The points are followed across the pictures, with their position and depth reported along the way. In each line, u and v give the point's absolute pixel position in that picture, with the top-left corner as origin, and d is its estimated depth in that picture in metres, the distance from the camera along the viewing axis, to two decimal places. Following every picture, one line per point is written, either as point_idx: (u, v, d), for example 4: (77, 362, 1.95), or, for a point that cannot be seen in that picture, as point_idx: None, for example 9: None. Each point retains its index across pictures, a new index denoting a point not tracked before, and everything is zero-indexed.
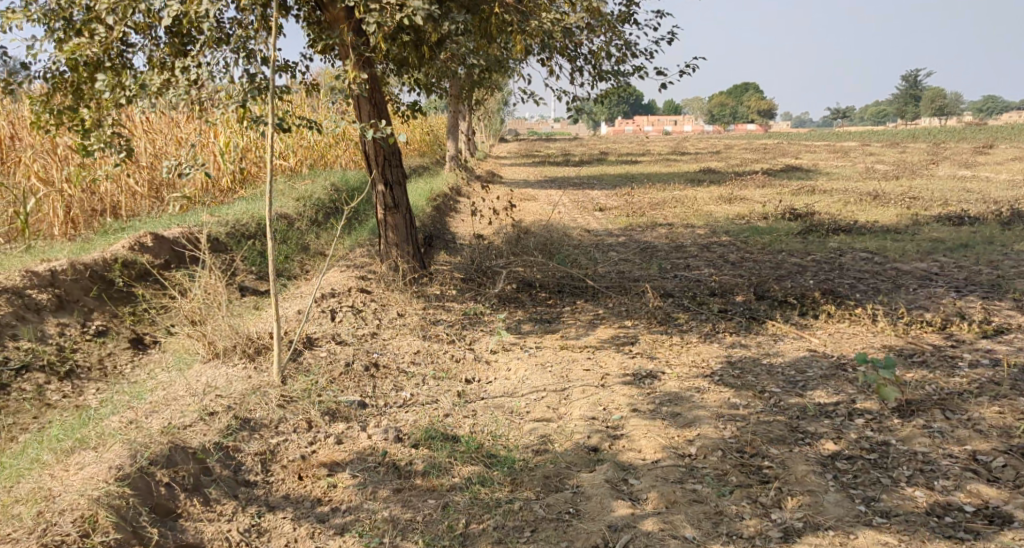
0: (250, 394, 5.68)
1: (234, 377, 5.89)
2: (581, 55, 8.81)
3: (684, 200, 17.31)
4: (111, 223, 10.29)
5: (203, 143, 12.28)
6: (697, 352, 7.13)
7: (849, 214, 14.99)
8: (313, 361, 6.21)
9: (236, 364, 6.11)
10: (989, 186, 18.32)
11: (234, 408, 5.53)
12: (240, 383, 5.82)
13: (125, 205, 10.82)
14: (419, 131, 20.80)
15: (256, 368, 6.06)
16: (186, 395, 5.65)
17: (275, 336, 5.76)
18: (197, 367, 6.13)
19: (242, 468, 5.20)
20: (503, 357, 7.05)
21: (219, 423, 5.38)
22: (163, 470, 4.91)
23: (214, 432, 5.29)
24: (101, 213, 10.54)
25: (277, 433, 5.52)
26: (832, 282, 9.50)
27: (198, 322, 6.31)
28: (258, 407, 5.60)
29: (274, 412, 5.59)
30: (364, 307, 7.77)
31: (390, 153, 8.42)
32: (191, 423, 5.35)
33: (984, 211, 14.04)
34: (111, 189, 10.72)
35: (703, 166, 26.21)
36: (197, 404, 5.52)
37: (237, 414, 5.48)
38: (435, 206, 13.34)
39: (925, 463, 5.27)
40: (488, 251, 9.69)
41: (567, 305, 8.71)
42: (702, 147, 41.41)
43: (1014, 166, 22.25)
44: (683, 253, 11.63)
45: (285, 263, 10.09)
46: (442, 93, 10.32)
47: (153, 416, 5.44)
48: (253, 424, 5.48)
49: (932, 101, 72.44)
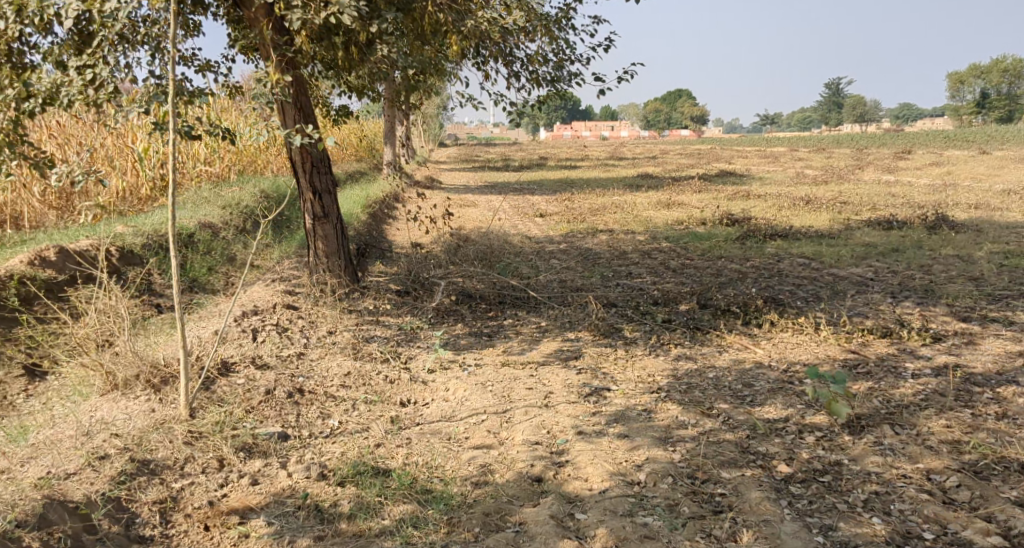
0: (151, 432, 5.16)
1: (134, 413, 5.35)
2: (518, 59, 8.44)
3: (621, 206, 17.10)
4: (14, 236, 9.61)
5: (120, 150, 11.62)
6: (642, 366, 6.80)
7: (782, 219, 14.93)
8: (228, 391, 5.69)
9: (139, 396, 5.57)
10: (914, 190, 18.54)
11: (132, 450, 5.00)
12: (140, 419, 5.29)
13: (28, 214, 10.25)
14: (351, 136, 20.26)
15: (162, 399, 5.53)
16: (71, 437, 5.09)
17: (182, 366, 5.23)
18: (93, 401, 5.59)
19: (136, 521, 4.66)
20: (440, 376, 6.60)
21: (111, 469, 4.84)
22: (33, 533, 4.35)
23: (102, 482, 4.76)
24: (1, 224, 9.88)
25: (182, 475, 5.00)
26: (773, 289, 9.30)
27: (98, 346, 5.76)
28: (160, 446, 5.08)
29: (180, 451, 5.08)
30: (290, 325, 7.27)
31: (318, 159, 7.94)
32: (77, 470, 4.83)
33: (912, 215, 14.12)
34: (13, 199, 10.04)
35: (639, 172, 26.15)
36: (85, 447, 4.99)
37: (135, 456, 4.95)
38: (369, 212, 12.85)
39: (880, 485, 5.01)
40: (424, 261, 9.25)
41: (507, 317, 8.32)
42: (637, 152, 41.55)
43: (934, 171, 22.67)
44: (623, 260, 11.35)
45: (206, 276, 9.51)
46: (373, 96, 9.85)
47: (30, 463, 4.92)
48: (154, 467, 4.96)
49: (857, 108, 74.25)
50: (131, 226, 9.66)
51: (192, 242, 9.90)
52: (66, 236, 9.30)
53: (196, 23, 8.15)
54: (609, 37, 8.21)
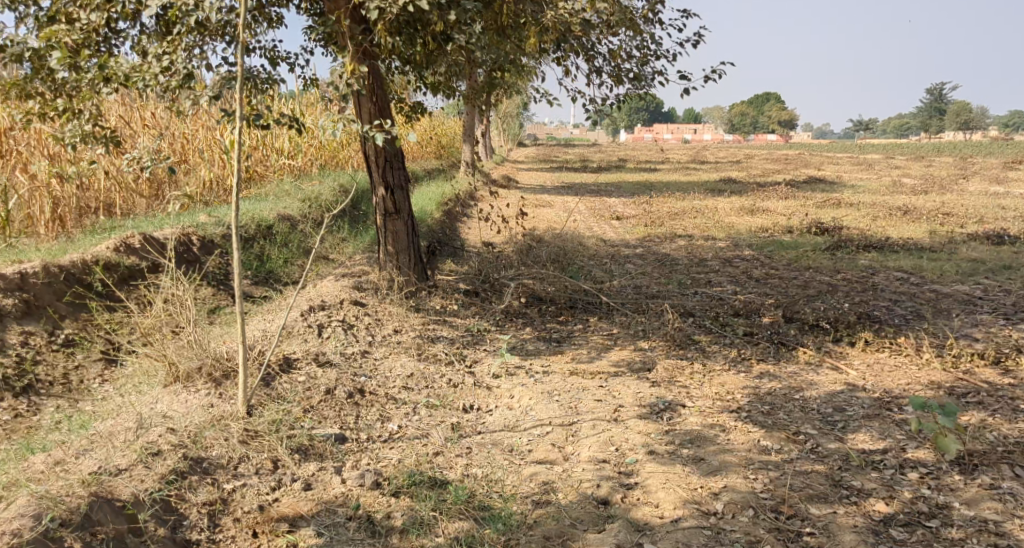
0: (207, 428, 5.02)
1: (192, 407, 5.22)
2: (600, 55, 8.14)
3: (704, 210, 16.60)
4: (102, 221, 9.71)
5: (207, 140, 11.73)
6: (721, 383, 6.42)
7: (879, 229, 14.26)
8: (288, 388, 5.53)
9: (200, 390, 5.43)
10: (1022, 203, 17.50)
11: (185, 447, 4.86)
12: (198, 414, 5.15)
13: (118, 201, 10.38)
14: (430, 132, 20.21)
15: (222, 393, 5.39)
16: (130, 429, 4.97)
17: (241, 361, 5.08)
18: (156, 392, 5.47)
19: (183, 524, 4.53)
20: (506, 383, 6.35)
21: (162, 467, 4.70)
22: (75, 534, 4.25)
23: (152, 480, 4.61)
24: (94, 210, 10.00)
25: (235, 476, 4.85)
26: (867, 305, 8.79)
27: (166, 335, 5.66)
28: (215, 444, 4.94)
29: (235, 450, 4.93)
30: (356, 322, 7.11)
31: (392, 154, 7.77)
32: (128, 466, 4.68)
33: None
34: (105, 186, 10.18)
35: (722, 175, 25.50)
36: (139, 442, 4.86)
37: (188, 453, 4.81)
38: (445, 210, 12.72)
39: (998, 536, 4.53)
40: (496, 262, 9.02)
41: (579, 323, 8.03)
42: (723, 156, 40.63)
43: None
44: (704, 267, 10.94)
45: (280, 269, 9.46)
46: (451, 92, 9.68)
47: (84, 455, 4.80)
48: (207, 466, 4.82)
49: (956, 117, 71.47)
50: (211, 215, 9.67)
51: (269, 233, 9.87)
52: (150, 224, 9.36)
53: (277, 15, 8.08)
54: (697, 33, 7.82)
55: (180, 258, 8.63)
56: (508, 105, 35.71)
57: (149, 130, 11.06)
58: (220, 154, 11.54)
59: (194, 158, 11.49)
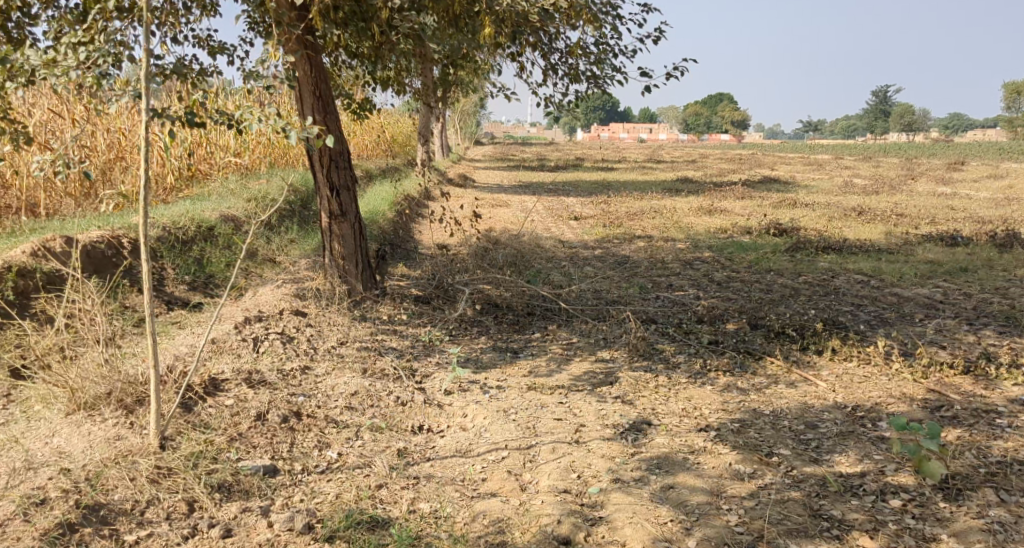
0: (110, 468, 4.50)
1: (95, 442, 4.69)
2: (558, 49, 7.69)
3: (660, 210, 16.27)
4: (25, 222, 9.06)
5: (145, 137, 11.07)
6: (689, 397, 6.02)
7: (835, 230, 14.03)
8: (212, 414, 4.99)
9: (107, 419, 4.87)
10: (973, 204, 17.46)
11: (79, 493, 4.35)
12: (101, 450, 4.63)
13: (44, 201, 9.73)
14: (382, 129, 19.61)
15: (133, 423, 4.85)
16: (20, 470, 4.47)
17: (152, 390, 4.53)
18: (59, 422, 4.91)
19: None
20: (458, 400, 5.88)
21: (46, 519, 4.20)
22: None
23: (33, 537, 4.12)
24: (16, 211, 9.38)
25: (141, 523, 4.35)
26: (832, 310, 8.47)
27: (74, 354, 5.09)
28: (118, 486, 4.44)
29: (142, 492, 4.42)
30: (297, 334, 6.58)
31: (336, 152, 7.28)
32: (4, 521, 4.20)
33: (979, 231, 13.16)
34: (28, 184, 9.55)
35: (678, 176, 25.26)
36: (21, 489, 4.36)
37: (83, 500, 4.31)
38: (397, 210, 12.18)
39: None
40: (450, 265, 8.54)
41: (536, 331, 7.58)
42: (678, 155, 40.51)
43: (992, 184, 21.58)
44: (664, 270, 10.58)
45: (221, 273, 8.87)
46: (401, 87, 9.16)
47: None
48: (106, 514, 4.31)
49: (904, 118, 72.53)
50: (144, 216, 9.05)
51: (210, 235, 9.26)
52: (78, 225, 8.74)
53: (214, 2, 7.53)
54: (659, 29, 7.39)
55: (107, 262, 8.03)
56: (462, 101, 35.25)
57: (80, 126, 10.40)
58: (158, 150, 10.89)
59: (131, 155, 10.86)
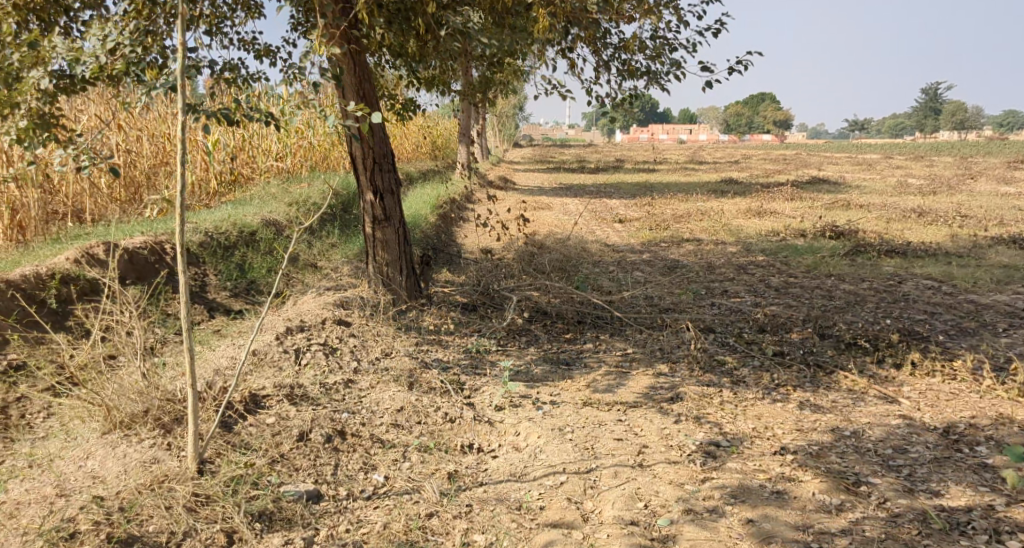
0: (144, 496, 4.24)
1: (130, 465, 4.43)
2: (613, 44, 7.30)
3: (709, 212, 15.79)
4: (70, 229, 8.89)
5: (190, 140, 10.88)
6: (759, 417, 5.72)
7: (896, 232, 13.47)
8: (252, 434, 4.70)
9: (143, 440, 4.60)
10: None
11: (112, 524, 4.11)
12: (136, 475, 4.36)
13: (90, 207, 9.52)
14: (423, 131, 19.34)
15: (170, 445, 4.57)
16: (53, 499, 4.23)
17: (189, 412, 4.24)
18: (94, 442, 4.65)
19: None
20: (511, 417, 5.53)
21: None
22: None
23: None
24: (62, 216, 9.22)
25: None
26: (903, 318, 8.01)
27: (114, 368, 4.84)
28: (153, 516, 4.19)
29: (179, 522, 4.17)
30: (340, 345, 6.28)
31: (381, 155, 6.98)
32: None
33: None
34: (73, 189, 9.39)
35: (724, 176, 24.67)
36: (52, 519, 4.11)
37: (115, 533, 4.07)
38: (441, 214, 11.90)
39: None
40: (495, 271, 8.21)
41: (589, 341, 7.22)
42: (721, 156, 39.81)
43: None
44: (718, 275, 10.15)
45: (263, 280, 8.62)
46: (446, 88, 8.86)
47: None
48: None
49: (954, 116, 70.80)
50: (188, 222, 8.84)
51: (252, 240, 9.02)
52: (122, 232, 8.52)
53: (259, 3, 7.29)
54: (721, 21, 6.95)
55: (151, 268, 7.81)
56: (504, 102, 34.89)
57: (126, 131, 10.22)
58: (203, 155, 10.67)
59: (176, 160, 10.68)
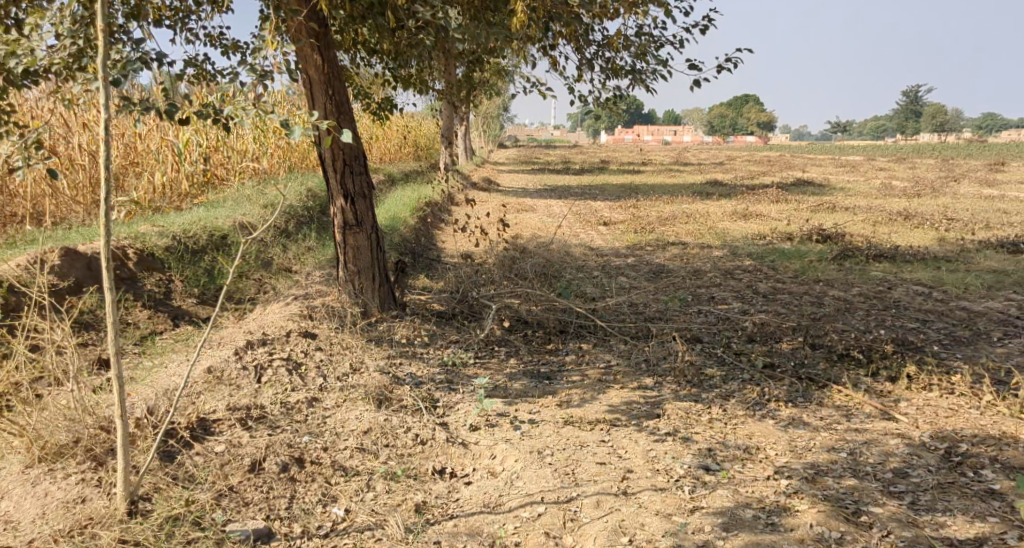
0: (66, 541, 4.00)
1: (50, 506, 4.16)
2: (596, 41, 6.93)
3: (693, 215, 15.47)
4: (30, 232, 8.41)
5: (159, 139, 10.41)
6: (750, 435, 5.39)
7: (883, 236, 13.18)
8: (197, 467, 4.48)
9: (69, 476, 4.30)
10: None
11: None
12: (57, 517, 4.09)
13: (52, 210, 9.07)
14: (402, 130, 18.87)
15: (99, 480, 4.29)
16: None
17: (119, 447, 3.95)
18: (16, 475, 4.34)
19: None
20: (486, 438, 5.16)
21: None
22: None
23: None
24: (21, 220, 8.74)
25: None
26: (896, 326, 7.71)
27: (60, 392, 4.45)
28: None
29: None
30: (305, 359, 5.88)
31: (351, 156, 6.59)
32: None
33: None
34: (34, 190, 8.92)
35: (707, 177, 24.35)
36: None
37: None
38: (419, 216, 11.51)
39: None
40: (475, 277, 7.81)
41: (571, 351, 6.86)
42: (704, 157, 39.52)
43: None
44: (703, 280, 9.81)
45: (234, 286, 8.18)
46: (423, 85, 8.46)
47: None
48: None
49: (935, 118, 70.99)
50: (154, 225, 8.39)
51: (222, 244, 8.59)
52: (83, 235, 8.05)
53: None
54: (709, 18, 6.63)
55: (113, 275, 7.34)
56: (487, 104, 34.50)
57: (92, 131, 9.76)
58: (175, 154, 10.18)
59: (147, 161, 10.25)
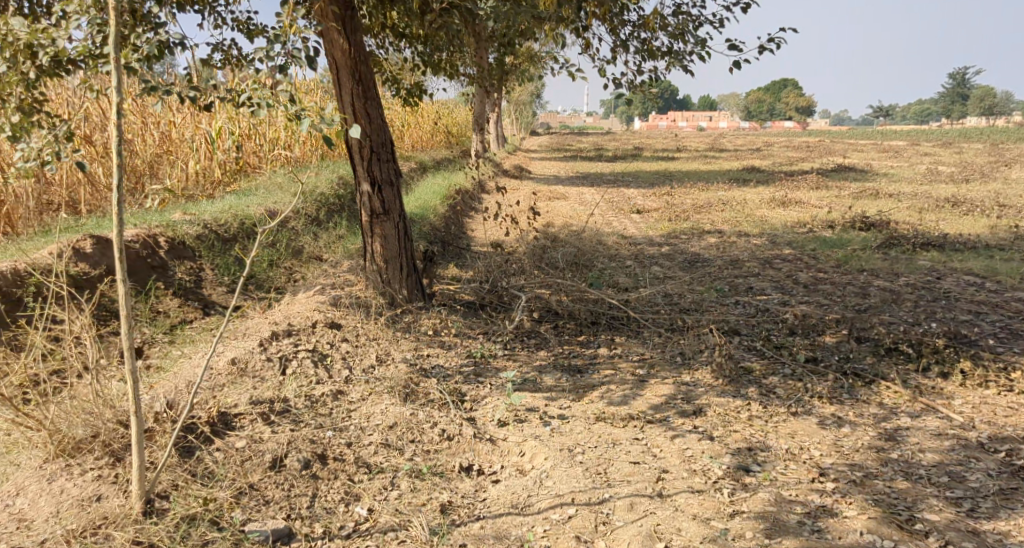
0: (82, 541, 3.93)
1: (66, 503, 4.08)
2: (632, 21, 6.68)
3: (731, 202, 15.12)
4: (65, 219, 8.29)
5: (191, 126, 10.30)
6: (793, 433, 5.16)
7: (929, 223, 12.76)
8: (218, 463, 4.40)
9: (86, 472, 4.23)
10: None
11: None
12: (74, 516, 4.02)
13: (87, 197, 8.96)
14: (434, 117, 18.68)
15: (116, 477, 4.22)
16: None
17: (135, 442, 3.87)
18: (31, 471, 4.27)
19: None
20: (515, 434, 4.99)
21: None
22: None
23: None
24: (57, 207, 8.66)
25: None
26: (945, 319, 7.40)
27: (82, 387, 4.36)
28: None
29: None
30: (331, 350, 5.74)
31: (378, 143, 6.43)
32: None
33: None
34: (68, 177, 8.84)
35: (745, 164, 23.86)
36: None
37: None
38: (451, 204, 11.35)
39: None
40: (506, 267, 7.63)
41: (604, 343, 6.65)
42: (741, 143, 38.93)
43: None
44: (741, 270, 9.53)
45: (264, 274, 8.04)
46: (455, 70, 8.26)
47: None
48: None
49: (980, 102, 69.31)
50: (186, 213, 8.29)
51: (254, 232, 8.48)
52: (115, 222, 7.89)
53: None
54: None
55: (142, 263, 7.19)
56: (521, 91, 34.18)
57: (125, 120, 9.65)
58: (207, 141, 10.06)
59: (181, 150, 10.08)
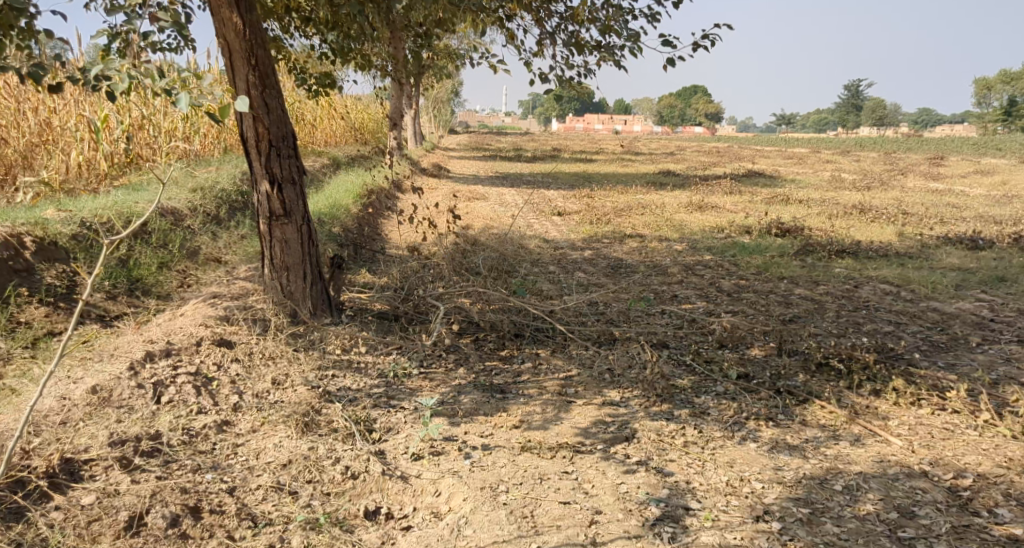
0: None
1: None
2: (559, 12, 6.16)
3: (648, 206, 14.80)
4: None
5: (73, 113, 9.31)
6: (732, 462, 4.75)
7: (841, 230, 12.65)
8: (56, 524, 3.95)
9: None
10: (974, 202, 16.19)
11: None
12: None
13: None
14: (345, 110, 17.82)
15: None
16: None
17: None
18: None
19: None
20: (431, 470, 4.48)
21: None
22: None
23: None
24: None
25: None
26: (873, 330, 7.11)
27: None
28: None
29: None
30: (221, 374, 5.05)
31: (279, 136, 5.73)
32: None
33: (997, 232, 11.90)
34: None
35: (658, 167, 23.68)
36: None
37: None
38: (364, 203, 10.65)
39: None
40: (423, 273, 7.03)
41: (527, 358, 6.10)
42: (653, 147, 39.35)
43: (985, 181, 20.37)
44: (664, 276, 9.13)
45: (152, 278, 7.17)
46: (366, 59, 7.55)
47: None
48: None
49: (878, 112, 71.72)
50: (62, 209, 7.39)
51: (144, 232, 7.61)
52: None
53: None
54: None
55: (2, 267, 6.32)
56: (437, 87, 33.39)
57: None
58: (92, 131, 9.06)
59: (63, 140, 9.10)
